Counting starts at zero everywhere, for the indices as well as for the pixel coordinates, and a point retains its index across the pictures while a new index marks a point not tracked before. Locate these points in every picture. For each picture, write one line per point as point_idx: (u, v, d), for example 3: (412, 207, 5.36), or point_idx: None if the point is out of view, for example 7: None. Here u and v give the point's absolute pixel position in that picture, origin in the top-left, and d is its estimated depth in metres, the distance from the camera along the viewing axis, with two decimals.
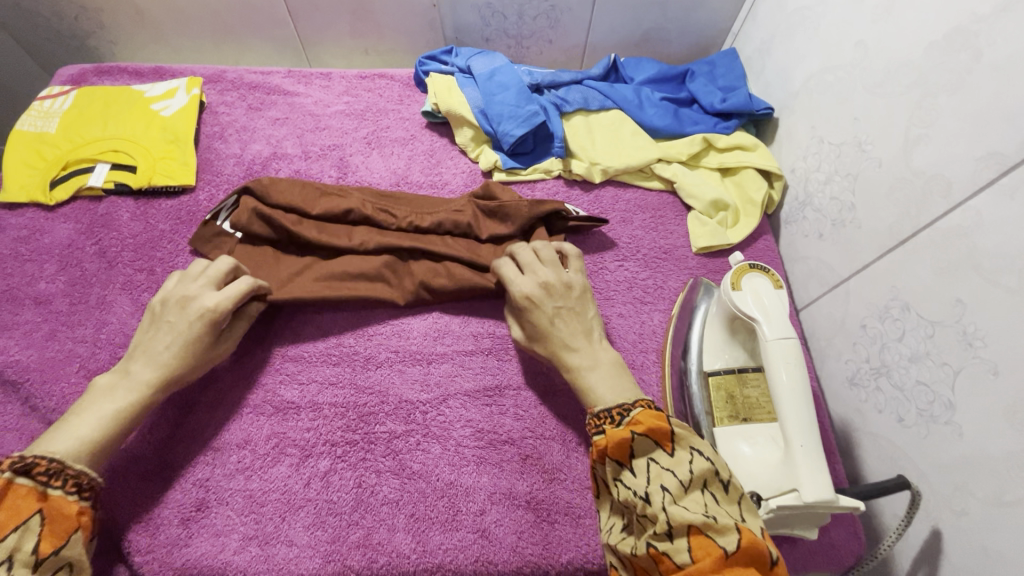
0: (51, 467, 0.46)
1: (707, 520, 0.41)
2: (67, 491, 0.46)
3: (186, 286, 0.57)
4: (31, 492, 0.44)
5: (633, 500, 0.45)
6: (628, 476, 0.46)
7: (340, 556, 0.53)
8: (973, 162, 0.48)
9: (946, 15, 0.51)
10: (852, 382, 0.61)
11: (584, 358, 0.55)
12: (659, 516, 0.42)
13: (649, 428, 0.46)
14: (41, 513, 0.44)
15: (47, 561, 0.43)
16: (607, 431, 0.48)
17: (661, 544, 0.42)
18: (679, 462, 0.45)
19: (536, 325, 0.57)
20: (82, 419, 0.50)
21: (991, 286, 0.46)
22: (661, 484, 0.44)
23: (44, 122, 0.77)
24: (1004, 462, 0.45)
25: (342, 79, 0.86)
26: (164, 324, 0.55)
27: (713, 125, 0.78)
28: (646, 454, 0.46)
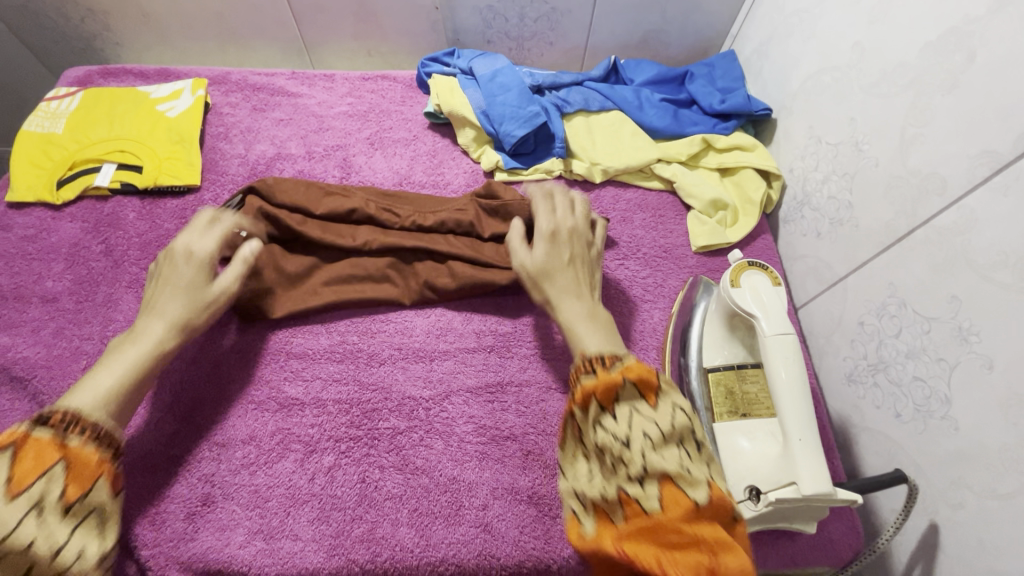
0: (66, 415, 0.45)
1: (682, 471, 0.40)
2: (85, 440, 0.45)
3: (185, 236, 0.57)
4: (49, 442, 0.43)
5: (609, 443, 0.43)
6: (607, 420, 0.44)
7: (345, 550, 0.54)
8: (967, 160, 0.49)
9: (940, 17, 0.52)
10: (850, 379, 0.62)
11: (576, 304, 0.53)
12: (635, 461, 0.41)
13: (638, 376, 0.45)
14: (62, 461, 0.44)
15: (76, 506, 0.43)
16: (596, 375, 0.46)
17: (633, 490, 0.41)
18: (663, 414, 0.44)
19: (552, 256, 0.56)
20: (100, 373, 0.50)
21: (986, 282, 0.47)
22: (642, 432, 0.43)
23: (52, 123, 0.78)
24: (999, 455, 0.46)
25: (345, 81, 0.87)
26: (168, 271, 0.55)
27: (712, 126, 0.79)
28: (631, 401, 0.44)
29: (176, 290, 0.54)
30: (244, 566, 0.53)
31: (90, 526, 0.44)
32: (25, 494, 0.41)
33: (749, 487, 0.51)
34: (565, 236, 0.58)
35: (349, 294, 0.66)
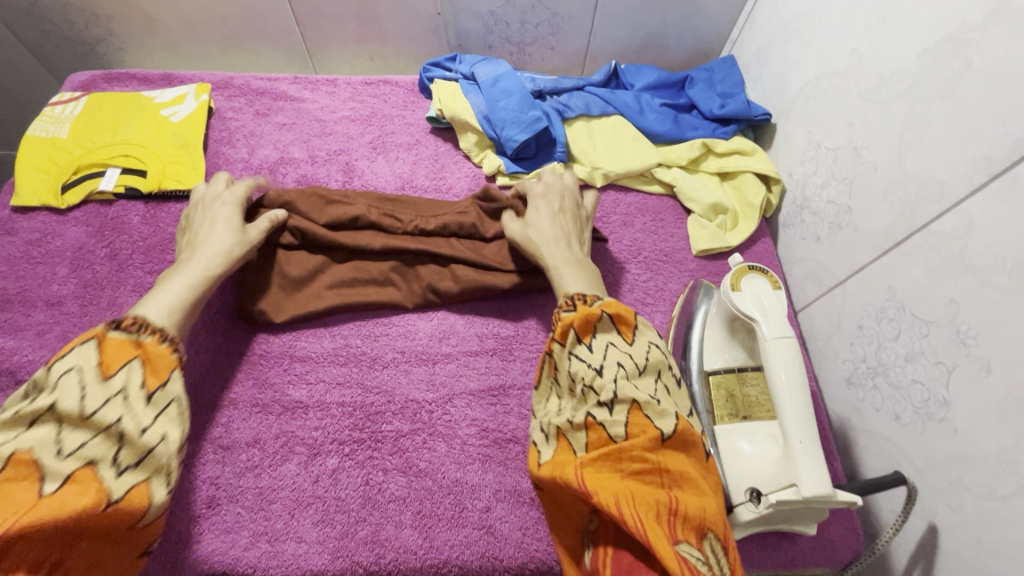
0: (137, 321, 0.50)
1: (651, 401, 0.45)
2: (158, 338, 0.50)
3: (218, 189, 0.66)
4: (124, 340, 0.48)
5: (584, 371, 0.48)
6: (584, 350, 0.49)
7: (349, 552, 0.54)
8: (965, 166, 0.49)
9: (937, 24, 0.52)
10: (850, 382, 0.63)
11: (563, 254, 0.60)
12: (606, 387, 0.46)
13: (617, 312, 0.50)
14: (139, 357, 0.48)
15: (156, 395, 0.47)
16: (578, 309, 0.51)
17: (600, 413, 0.45)
18: (638, 349, 0.49)
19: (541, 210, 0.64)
20: (162, 289, 0.55)
21: (983, 285, 0.47)
22: (617, 362, 0.48)
23: (56, 128, 0.78)
24: (997, 457, 0.46)
25: (347, 86, 0.87)
26: (206, 214, 0.63)
27: (712, 131, 0.80)
28: (608, 334, 0.49)
29: (223, 233, 0.61)
30: (250, 568, 0.54)
31: (171, 415, 0.48)
32: (113, 380, 0.46)
33: (750, 490, 0.52)
34: (553, 199, 0.65)
35: (352, 298, 0.66)
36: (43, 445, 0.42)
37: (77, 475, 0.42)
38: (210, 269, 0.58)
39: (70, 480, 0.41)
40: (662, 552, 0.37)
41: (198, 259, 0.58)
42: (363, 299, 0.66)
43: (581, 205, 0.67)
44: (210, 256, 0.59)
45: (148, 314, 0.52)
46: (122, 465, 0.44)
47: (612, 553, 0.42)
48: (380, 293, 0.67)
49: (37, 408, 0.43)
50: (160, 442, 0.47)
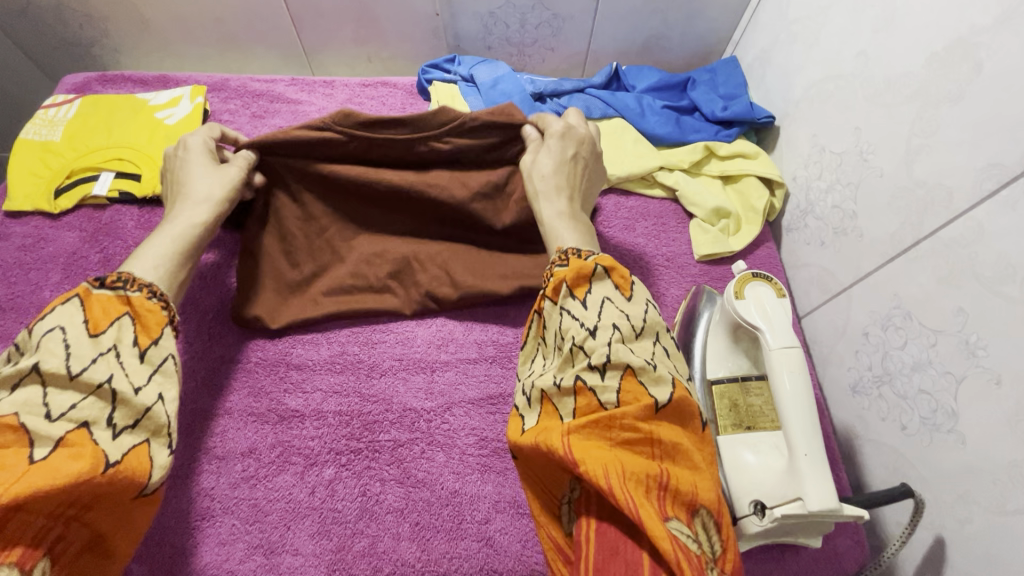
0: (123, 277, 0.49)
1: (646, 367, 0.43)
2: (146, 294, 0.49)
3: (197, 142, 0.62)
4: (112, 297, 0.47)
5: (575, 329, 0.46)
6: (578, 308, 0.47)
7: (346, 564, 0.53)
8: (974, 172, 0.48)
9: (946, 26, 0.51)
10: (855, 390, 0.62)
11: (557, 210, 0.58)
12: (600, 350, 0.44)
13: (611, 267, 0.49)
14: (129, 314, 0.47)
15: (150, 352, 0.47)
16: (573, 263, 0.49)
17: (591, 375, 0.44)
18: (634, 312, 0.47)
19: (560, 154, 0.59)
20: (150, 245, 0.54)
21: (993, 295, 0.46)
22: (612, 324, 0.46)
23: (49, 131, 0.77)
24: (1007, 471, 0.45)
25: (345, 87, 0.86)
26: (185, 168, 0.60)
27: (714, 134, 0.79)
28: (602, 293, 0.48)
29: (207, 176, 0.59)
30: None
31: (167, 372, 0.47)
32: (103, 337, 0.45)
33: (754, 502, 0.51)
34: (568, 145, 0.60)
35: (350, 304, 0.65)
36: (31, 404, 0.40)
37: (69, 439, 0.40)
38: (195, 219, 0.56)
39: (62, 445, 0.40)
40: (653, 530, 0.36)
41: (187, 209, 0.57)
42: (363, 306, 0.65)
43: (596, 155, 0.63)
44: (197, 205, 0.57)
45: (135, 271, 0.51)
46: (118, 426, 0.43)
47: (595, 527, 0.40)
48: (381, 297, 0.66)
49: (21, 367, 0.41)
50: (157, 402, 0.45)
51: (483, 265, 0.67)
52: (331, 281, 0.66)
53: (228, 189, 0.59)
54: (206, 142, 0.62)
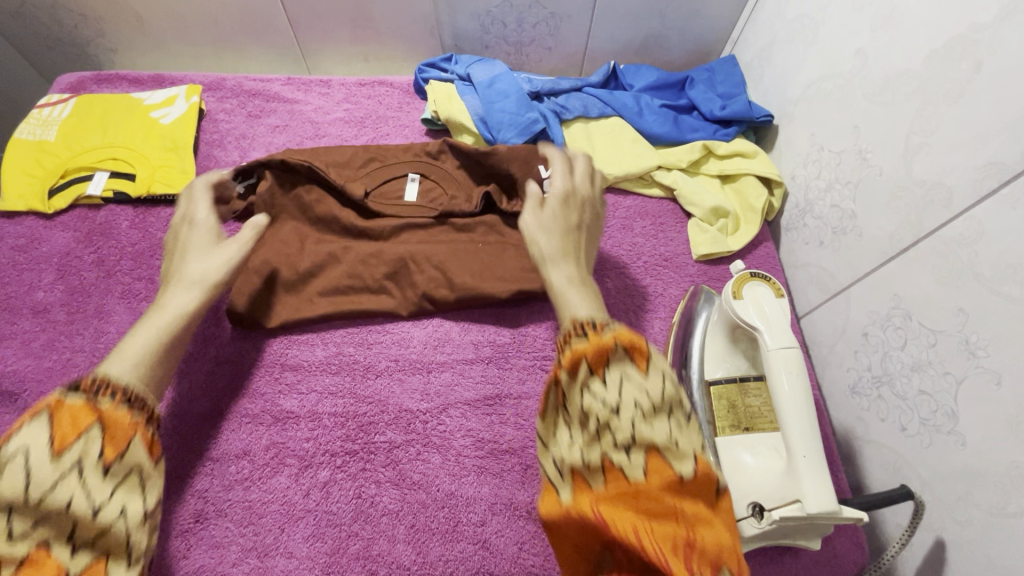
0: (97, 381, 0.43)
1: (670, 442, 0.36)
2: (117, 402, 0.42)
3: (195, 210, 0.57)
4: (81, 405, 0.41)
5: (594, 407, 0.38)
6: (596, 385, 0.38)
7: (340, 567, 0.53)
8: (974, 171, 0.48)
9: (945, 24, 0.51)
10: (854, 391, 0.61)
11: (568, 279, 0.46)
12: (621, 428, 0.36)
13: (629, 340, 0.39)
14: (99, 423, 0.41)
15: (115, 467, 0.40)
16: (585, 334, 0.40)
17: (619, 459, 0.36)
18: (653, 378, 0.38)
19: (569, 213, 0.50)
20: (133, 338, 0.48)
21: (993, 295, 0.46)
22: (632, 398, 0.37)
23: (44, 130, 0.76)
24: (1008, 473, 0.45)
25: (341, 87, 0.86)
26: (182, 248, 0.55)
27: (713, 133, 0.78)
28: (618, 364, 0.38)
29: (206, 258, 0.55)
30: None
31: (131, 487, 0.41)
32: (67, 453, 0.39)
33: (753, 504, 0.50)
34: (573, 206, 0.51)
35: (346, 305, 0.65)
36: None
37: (32, 557, 0.35)
38: (183, 308, 0.52)
39: (25, 564, 0.35)
40: None
41: (180, 292, 0.52)
42: (359, 305, 0.65)
43: (596, 217, 0.54)
44: (191, 289, 0.53)
45: (111, 372, 0.45)
46: (78, 542, 0.37)
47: None
48: (377, 298, 0.66)
49: None
50: (120, 517, 0.39)
51: (479, 265, 0.67)
52: (326, 282, 0.66)
53: (223, 274, 0.54)
54: (209, 214, 0.57)
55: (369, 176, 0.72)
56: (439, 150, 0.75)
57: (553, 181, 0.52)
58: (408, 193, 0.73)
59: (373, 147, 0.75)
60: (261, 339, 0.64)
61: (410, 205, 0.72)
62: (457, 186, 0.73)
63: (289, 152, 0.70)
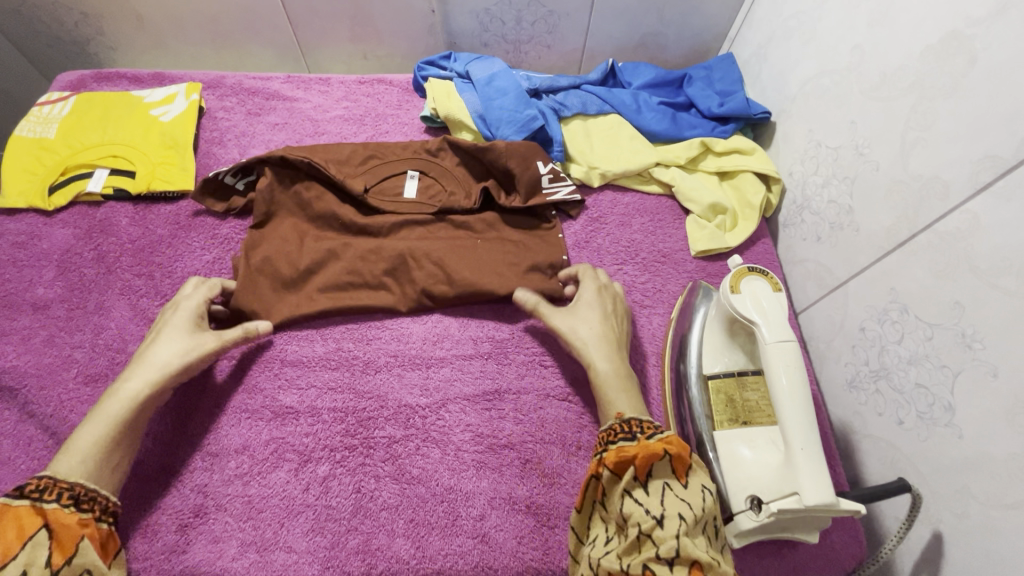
0: (41, 483, 0.46)
1: (713, 562, 0.39)
2: (63, 502, 0.45)
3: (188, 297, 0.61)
4: (27, 511, 0.43)
5: (640, 515, 0.42)
6: (640, 492, 0.44)
7: (340, 561, 0.53)
8: (970, 165, 0.48)
9: (941, 20, 0.51)
10: (852, 385, 0.62)
11: (607, 375, 0.56)
12: (666, 539, 0.40)
13: (678, 451, 0.45)
14: (46, 528, 0.43)
15: (63, 571, 0.43)
16: (638, 440, 0.47)
17: (660, 568, 0.39)
18: (694, 496, 0.43)
19: (603, 304, 0.62)
20: (83, 429, 0.50)
21: (990, 288, 0.46)
22: (677, 511, 0.42)
23: (44, 128, 0.77)
24: (1005, 465, 0.45)
25: (341, 85, 0.86)
26: (162, 331, 0.58)
27: (711, 129, 0.79)
28: (664, 476, 0.44)
29: (175, 344, 0.57)
30: None
31: None
32: (14, 563, 0.41)
33: (751, 497, 0.50)
34: (603, 299, 0.62)
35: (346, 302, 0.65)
36: None
37: None
38: (136, 393, 0.53)
39: None
40: None
41: (136, 374, 0.54)
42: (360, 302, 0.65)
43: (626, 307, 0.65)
44: (145, 374, 0.54)
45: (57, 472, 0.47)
46: None
47: None
48: (379, 297, 0.66)
49: None
50: None
51: (477, 261, 0.67)
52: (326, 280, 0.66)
53: (181, 361, 0.56)
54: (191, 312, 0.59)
55: (368, 172, 0.73)
56: (438, 147, 0.75)
57: (584, 286, 0.64)
58: (408, 189, 0.73)
59: (372, 144, 0.75)
60: (261, 334, 0.64)
61: (410, 201, 0.72)
62: (457, 182, 0.74)
63: (288, 149, 0.70)
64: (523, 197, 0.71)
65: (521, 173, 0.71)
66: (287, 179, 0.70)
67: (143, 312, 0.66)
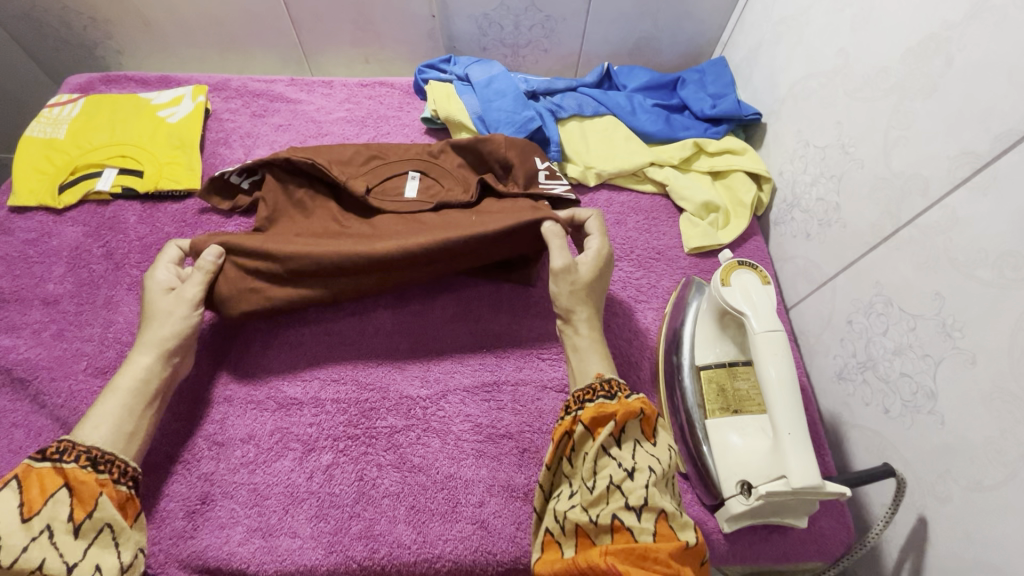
0: (61, 446, 0.48)
1: (676, 512, 0.43)
2: (81, 464, 0.47)
3: (158, 274, 0.61)
4: (49, 470, 0.46)
5: (612, 469, 0.45)
6: (615, 449, 0.46)
7: (342, 546, 0.54)
8: (948, 161, 0.50)
9: (919, 24, 0.53)
10: (840, 377, 0.63)
11: (585, 339, 0.57)
12: (637, 491, 0.43)
13: (648, 411, 0.48)
14: (67, 487, 0.47)
15: (85, 526, 0.46)
16: (619, 400, 0.48)
17: (628, 516, 0.42)
18: (662, 451, 0.47)
19: (601, 279, 0.61)
20: (103, 403, 0.52)
21: (967, 278, 0.48)
22: (648, 465, 0.45)
23: (54, 128, 0.79)
24: (984, 448, 0.47)
25: (343, 88, 0.88)
26: (154, 311, 0.58)
27: (703, 131, 0.81)
28: (635, 435, 0.47)
29: (168, 320, 0.58)
30: (244, 563, 0.54)
31: (103, 543, 0.47)
32: (37, 518, 0.45)
33: (741, 482, 0.52)
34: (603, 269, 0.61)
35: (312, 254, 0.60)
36: None
37: None
38: (141, 369, 0.55)
39: None
40: None
41: (142, 353, 0.56)
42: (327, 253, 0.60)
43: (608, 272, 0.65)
44: (152, 350, 0.56)
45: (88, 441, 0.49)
46: None
47: None
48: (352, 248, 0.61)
49: None
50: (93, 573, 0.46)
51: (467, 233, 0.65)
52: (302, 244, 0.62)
53: (174, 334, 0.57)
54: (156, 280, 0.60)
55: (370, 173, 0.74)
56: (439, 149, 0.77)
57: (590, 243, 0.62)
58: (409, 190, 0.73)
59: (375, 146, 0.77)
60: (267, 328, 0.66)
61: (410, 200, 0.72)
62: (457, 182, 0.74)
63: (293, 151, 0.72)
64: (521, 184, 0.71)
65: (517, 163, 0.72)
66: (291, 179, 0.72)
67: None
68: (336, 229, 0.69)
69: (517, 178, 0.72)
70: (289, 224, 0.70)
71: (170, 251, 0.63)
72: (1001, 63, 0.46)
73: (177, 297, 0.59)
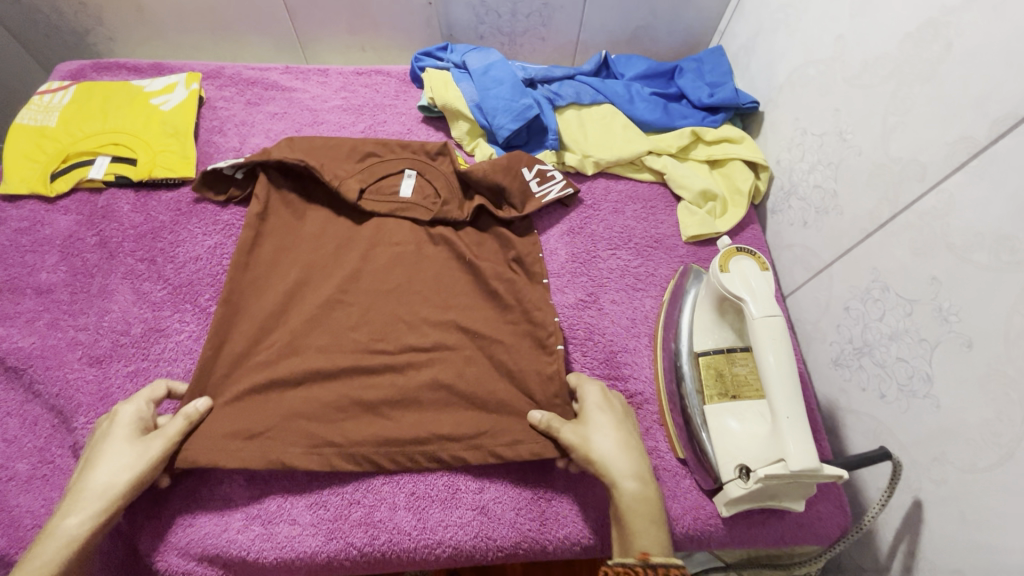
0: None
1: None
2: None
3: (131, 412, 0.53)
4: None
5: None
6: None
7: (343, 533, 0.54)
8: (945, 146, 0.50)
9: (918, 10, 0.53)
10: (837, 363, 0.64)
11: (634, 516, 0.48)
12: None
13: None
14: None
15: None
16: None
17: None
18: None
19: (619, 447, 0.51)
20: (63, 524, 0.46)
21: (963, 262, 0.49)
22: None
23: (45, 116, 0.78)
24: (977, 429, 0.47)
25: (339, 76, 0.88)
26: (104, 454, 0.50)
27: (701, 119, 0.81)
28: None
29: (116, 462, 0.50)
30: (243, 550, 0.53)
31: None
32: None
33: (739, 467, 0.53)
34: (614, 428, 0.53)
35: (313, 364, 0.60)
36: None
37: None
38: (79, 531, 0.46)
39: None
40: None
41: (77, 505, 0.47)
42: (329, 365, 0.60)
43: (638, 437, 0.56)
44: (86, 507, 0.47)
45: None
46: None
47: None
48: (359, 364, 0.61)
49: None
50: None
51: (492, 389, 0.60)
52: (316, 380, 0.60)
53: (128, 483, 0.49)
54: (132, 411, 0.53)
55: (366, 170, 0.73)
56: (437, 151, 0.75)
57: (589, 405, 0.55)
58: (403, 189, 0.73)
59: (373, 141, 0.75)
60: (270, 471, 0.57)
61: (403, 201, 0.72)
62: (450, 189, 0.73)
63: (283, 150, 0.71)
64: (519, 208, 0.72)
65: (510, 183, 0.72)
66: (285, 179, 0.72)
67: (146, 297, 0.67)
68: (333, 234, 0.70)
69: (514, 202, 0.72)
70: (282, 224, 0.70)
71: (157, 388, 0.56)
72: (1000, 47, 0.46)
73: (146, 444, 0.51)
